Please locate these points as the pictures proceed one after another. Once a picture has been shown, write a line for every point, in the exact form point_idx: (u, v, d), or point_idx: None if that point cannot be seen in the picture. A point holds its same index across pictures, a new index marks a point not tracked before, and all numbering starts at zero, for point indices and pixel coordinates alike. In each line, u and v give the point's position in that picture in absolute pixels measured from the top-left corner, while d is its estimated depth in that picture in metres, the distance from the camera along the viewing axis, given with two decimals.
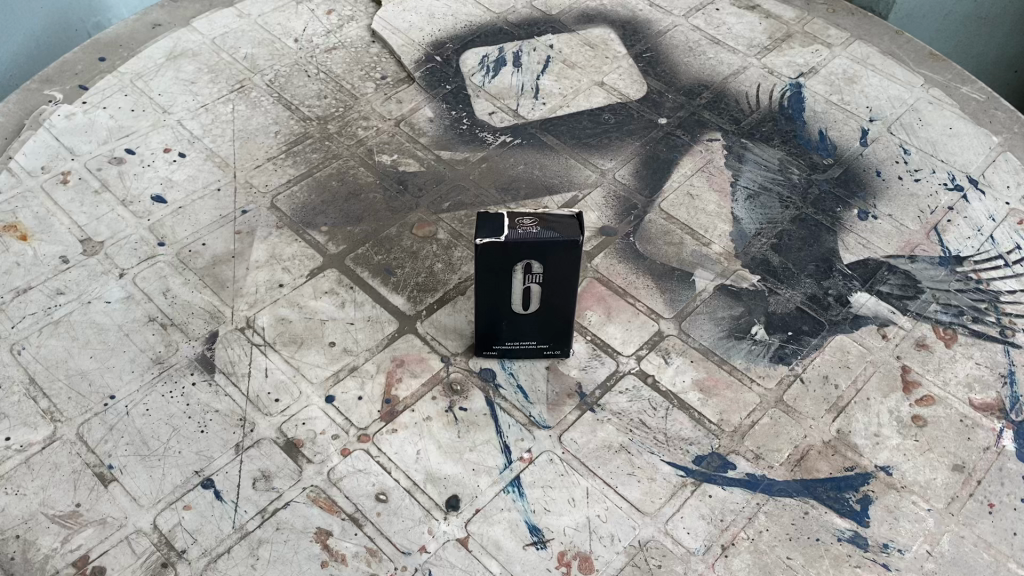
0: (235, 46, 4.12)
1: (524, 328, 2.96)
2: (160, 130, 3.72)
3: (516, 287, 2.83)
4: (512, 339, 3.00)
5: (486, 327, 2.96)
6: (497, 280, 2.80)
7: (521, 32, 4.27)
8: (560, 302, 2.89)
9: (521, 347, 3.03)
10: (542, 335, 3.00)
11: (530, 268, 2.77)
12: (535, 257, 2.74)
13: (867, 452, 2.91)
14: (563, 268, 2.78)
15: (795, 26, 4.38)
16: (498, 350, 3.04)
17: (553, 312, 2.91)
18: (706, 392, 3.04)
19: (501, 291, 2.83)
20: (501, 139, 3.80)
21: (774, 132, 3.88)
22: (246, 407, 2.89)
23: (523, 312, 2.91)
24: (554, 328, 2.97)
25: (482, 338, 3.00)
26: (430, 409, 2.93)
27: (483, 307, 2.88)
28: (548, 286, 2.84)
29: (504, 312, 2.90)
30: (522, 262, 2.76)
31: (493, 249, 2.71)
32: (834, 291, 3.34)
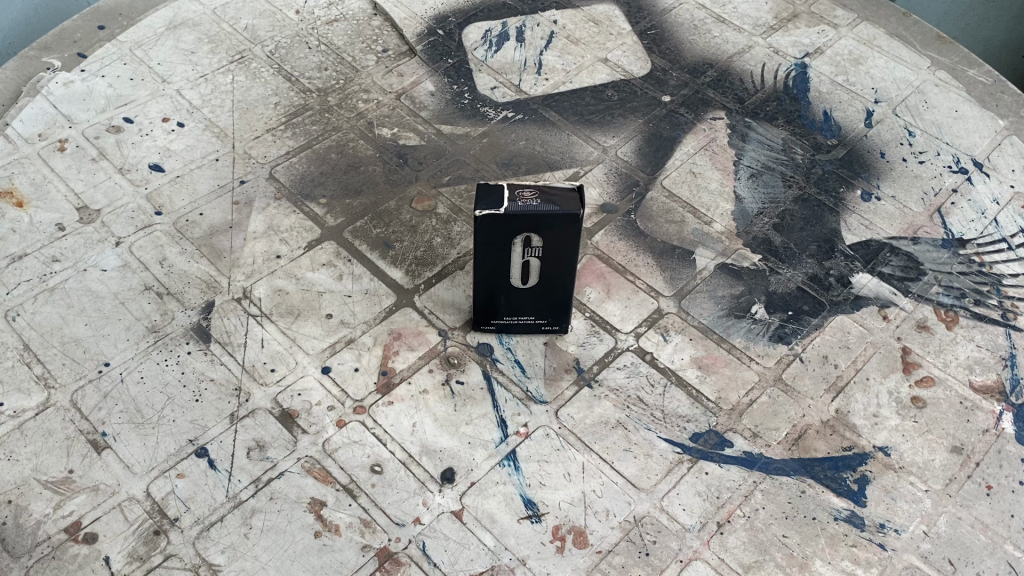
0: (235, 16, 4.07)
1: (523, 303, 2.94)
2: (158, 99, 3.68)
3: (515, 261, 2.81)
4: (510, 313, 2.98)
5: (483, 301, 2.94)
6: (495, 253, 2.78)
7: (524, 7, 4.22)
8: (560, 277, 2.86)
9: (519, 322, 3.01)
10: (541, 310, 2.97)
11: (529, 241, 2.75)
12: (535, 230, 2.72)
13: (866, 432, 2.89)
14: (564, 241, 2.75)
15: (801, 7, 4.34)
16: (496, 326, 3.03)
17: (551, 287, 2.89)
18: (705, 369, 3.03)
19: (500, 265, 2.81)
20: (503, 114, 3.77)
21: (779, 112, 3.84)
22: (241, 376, 2.88)
23: (522, 286, 2.89)
24: (553, 303, 2.95)
25: (480, 312, 2.98)
26: (427, 381, 2.91)
27: (481, 280, 2.86)
28: (547, 261, 2.81)
29: (503, 285, 2.88)
30: (521, 235, 2.73)
31: (493, 220, 2.68)
32: (836, 271, 3.31)
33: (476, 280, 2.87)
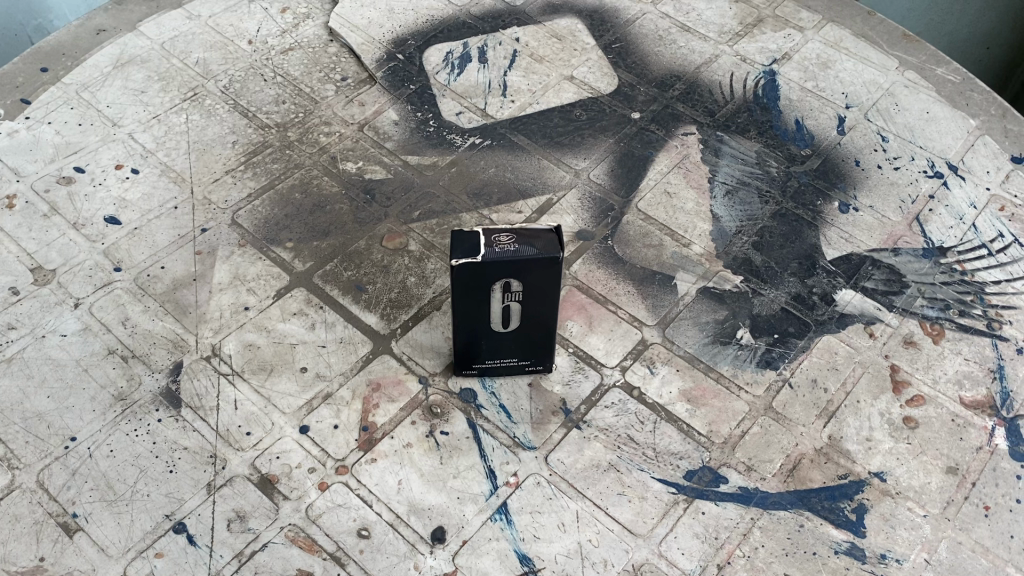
0: (185, 50, 3.90)
1: (505, 345, 2.84)
2: (110, 145, 3.52)
3: (495, 307, 2.71)
4: (493, 356, 2.88)
5: (463, 345, 2.83)
6: (474, 300, 2.68)
7: (485, 25, 4.10)
8: (542, 318, 2.77)
9: (502, 364, 2.92)
10: (524, 351, 2.88)
11: (508, 286, 2.66)
12: (514, 276, 2.62)
13: (860, 458, 2.84)
14: (544, 285, 2.67)
15: (766, 11, 4.26)
16: (478, 369, 2.93)
17: (534, 328, 2.80)
18: (694, 402, 2.97)
19: (479, 311, 2.70)
20: (470, 141, 3.67)
21: (750, 123, 3.77)
22: (216, 442, 2.76)
23: (503, 330, 2.79)
24: (536, 345, 2.86)
25: (460, 355, 2.88)
26: (410, 434, 2.81)
27: (460, 325, 2.75)
28: (527, 304, 2.72)
29: (484, 329, 2.78)
30: (500, 281, 2.64)
31: (470, 268, 2.58)
32: (818, 289, 3.26)
33: (455, 326, 2.76)
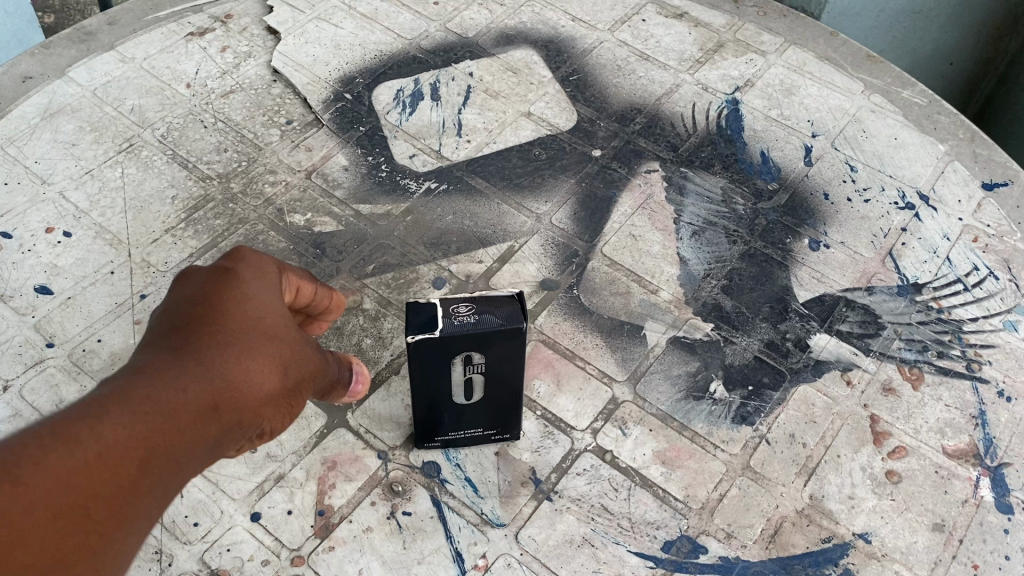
0: (119, 97, 3.68)
1: (468, 416, 2.68)
2: (39, 206, 3.30)
3: (457, 379, 2.54)
4: (456, 428, 2.71)
5: (423, 418, 2.66)
6: (434, 374, 2.50)
7: (436, 59, 3.93)
8: (507, 386, 2.60)
9: (466, 435, 2.75)
10: (489, 421, 2.72)
11: (470, 359, 2.48)
12: (476, 349, 2.45)
13: (843, 519, 2.72)
14: (508, 356, 2.50)
15: (727, 35, 4.13)
16: (441, 442, 2.76)
17: (498, 397, 2.64)
18: (669, 464, 2.82)
19: (438, 385, 2.53)
20: (425, 186, 3.49)
21: (714, 157, 3.64)
22: (161, 536, 2.57)
23: (465, 401, 2.62)
24: (501, 414, 2.70)
25: (422, 428, 2.70)
26: (370, 517, 2.64)
27: (418, 399, 2.58)
28: (491, 375, 2.55)
29: (445, 401, 2.61)
30: (461, 355, 2.46)
31: (426, 344, 2.39)
32: (792, 334, 3.13)
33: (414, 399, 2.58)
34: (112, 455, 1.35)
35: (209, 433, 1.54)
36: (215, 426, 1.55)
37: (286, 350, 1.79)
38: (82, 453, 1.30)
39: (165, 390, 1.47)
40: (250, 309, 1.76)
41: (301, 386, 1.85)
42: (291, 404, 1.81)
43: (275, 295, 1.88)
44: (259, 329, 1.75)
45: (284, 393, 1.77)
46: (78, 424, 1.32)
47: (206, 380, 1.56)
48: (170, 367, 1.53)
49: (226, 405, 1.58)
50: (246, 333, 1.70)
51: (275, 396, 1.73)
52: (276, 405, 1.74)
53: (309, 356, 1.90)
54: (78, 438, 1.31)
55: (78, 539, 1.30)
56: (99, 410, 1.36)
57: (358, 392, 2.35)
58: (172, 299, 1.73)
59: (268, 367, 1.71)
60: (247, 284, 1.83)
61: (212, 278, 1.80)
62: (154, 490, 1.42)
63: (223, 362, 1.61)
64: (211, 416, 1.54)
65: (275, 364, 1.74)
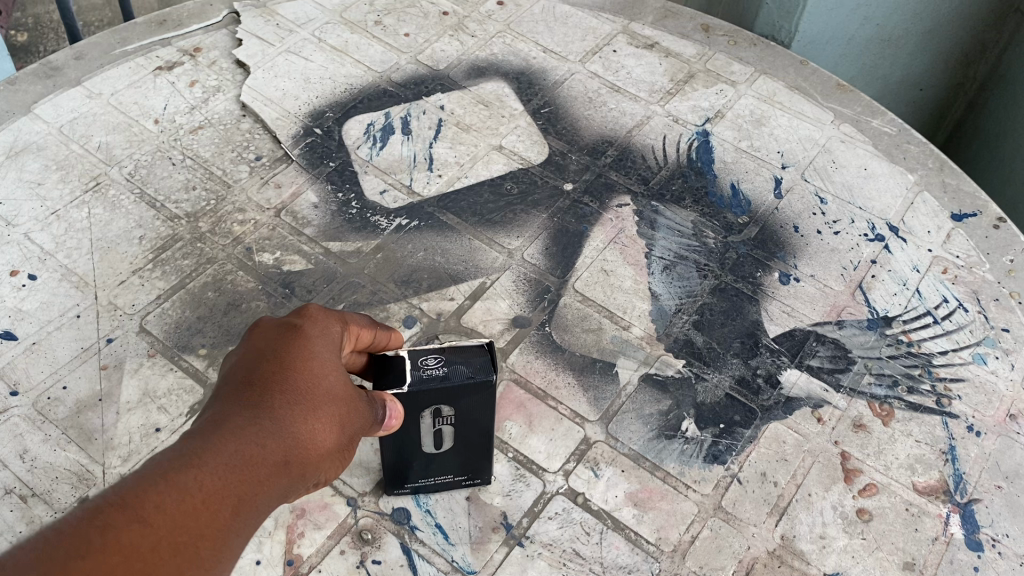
0: (85, 134, 3.65)
1: (438, 464, 2.65)
2: (4, 249, 3.26)
3: (425, 432, 2.51)
4: (425, 475, 2.69)
5: (392, 466, 2.64)
6: (403, 428, 2.47)
7: (407, 93, 3.92)
8: (476, 434, 2.58)
9: (436, 481, 2.73)
10: (459, 467, 2.69)
11: (439, 412, 2.45)
12: (445, 402, 2.42)
13: (815, 559, 2.72)
14: (477, 409, 2.48)
15: (697, 65, 4.14)
16: (410, 488, 2.74)
17: (468, 444, 2.61)
18: (641, 506, 2.81)
19: (407, 438, 2.49)
20: (396, 222, 3.47)
21: (685, 190, 3.65)
22: None
23: (435, 451, 2.59)
24: (471, 461, 2.67)
25: (390, 476, 2.69)
26: (340, 566, 2.62)
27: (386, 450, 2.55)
28: (460, 426, 2.53)
29: (414, 451, 2.58)
30: (430, 408, 2.43)
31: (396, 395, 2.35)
32: (763, 370, 3.14)
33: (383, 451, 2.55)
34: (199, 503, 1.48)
35: (278, 486, 1.64)
36: (284, 478, 1.65)
37: (349, 403, 1.87)
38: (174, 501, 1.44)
39: (243, 446, 1.59)
40: (316, 363, 1.84)
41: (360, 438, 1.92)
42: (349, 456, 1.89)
43: (338, 347, 1.95)
44: (328, 383, 1.83)
45: (344, 446, 1.84)
46: (173, 475, 1.47)
47: (276, 437, 1.65)
48: (248, 420, 1.64)
49: (299, 461, 1.68)
50: (319, 387, 1.80)
51: (335, 451, 1.80)
52: (335, 458, 1.82)
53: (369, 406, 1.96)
54: (179, 486, 1.46)
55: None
56: (192, 463, 1.50)
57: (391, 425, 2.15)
58: (259, 345, 1.85)
59: (338, 424, 1.81)
60: (324, 335, 1.94)
61: (294, 327, 1.91)
62: (234, 537, 1.54)
63: (293, 418, 1.70)
64: (281, 470, 1.65)
65: (340, 419, 1.82)
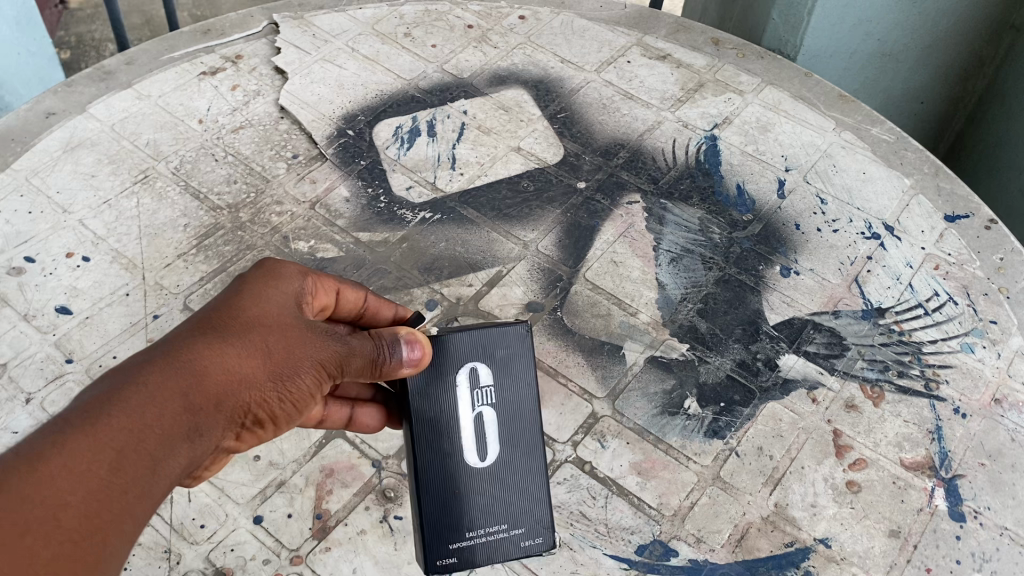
0: (135, 131, 3.95)
1: (484, 498, 2.38)
2: (61, 233, 3.54)
3: (465, 414, 2.38)
4: (477, 525, 2.36)
5: (433, 506, 2.35)
6: (443, 403, 2.37)
7: (433, 98, 4.19)
8: (518, 431, 2.43)
9: (490, 540, 2.38)
10: (515, 514, 2.40)
11: (477, 376, 2.39)
12: (480, 358, 2.39)
13: (806, 525, 2.92)
14: (516, 375, 2.43)
15: (707, 75, 4.39)
16: (458, 555, 2.36)
17: (515, 462, 2.42)
18: (644, 474, 3.02)
19: (446, 421, 2.37)
20: (420, 216, 3.72)
21: (692, 190, 3.88)
22: (170, 536, 2.77)
23: (479, 463, 2.39)
24: (523, 495, 2.42)
25: (433, 524, 2.34)
26: (364, 521, 2.84)
27: (424, 457, 2.35)
28: (502, 408, 2.41)
29: (457, 468, 2.37)
30: (467, 367, 2.38)
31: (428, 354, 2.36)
32: (762, 354, 3.34)
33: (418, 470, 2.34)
34: (111, 439, 1.62)
35: (195, 413, 1.79)
36: (213, 405, 1.83)
37: (287, 335, 2.02)
38: (86, 439, 1.58)
39: (155, 378, 1.74)
40: (247, 301, 2.00)
41: (314, 366, 2.05)
42: (299, 386, 2.02)
43: (286, 287, 2.12)
44: (263, 321, 1.99)
45: (282, 375, 1.99)
46: (95, 407, 1.64)
47: (188, 366, 1.80)
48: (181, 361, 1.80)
49: (224, 391, 1.86)
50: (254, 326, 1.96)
51: (265, 379, 1.95)
52: (269, 387, 1.96)
53: (326, 335, 2.10)
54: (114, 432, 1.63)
55: (89, 517, 1.55)
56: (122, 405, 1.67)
57: (414, 355, 2.19)
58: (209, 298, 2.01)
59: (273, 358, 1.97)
60: (270, 281, 2.10)
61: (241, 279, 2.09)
62: (158, 462, 1.70)
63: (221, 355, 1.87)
64: (197, 398, 1.79)
65: (265, 346, 1.96)
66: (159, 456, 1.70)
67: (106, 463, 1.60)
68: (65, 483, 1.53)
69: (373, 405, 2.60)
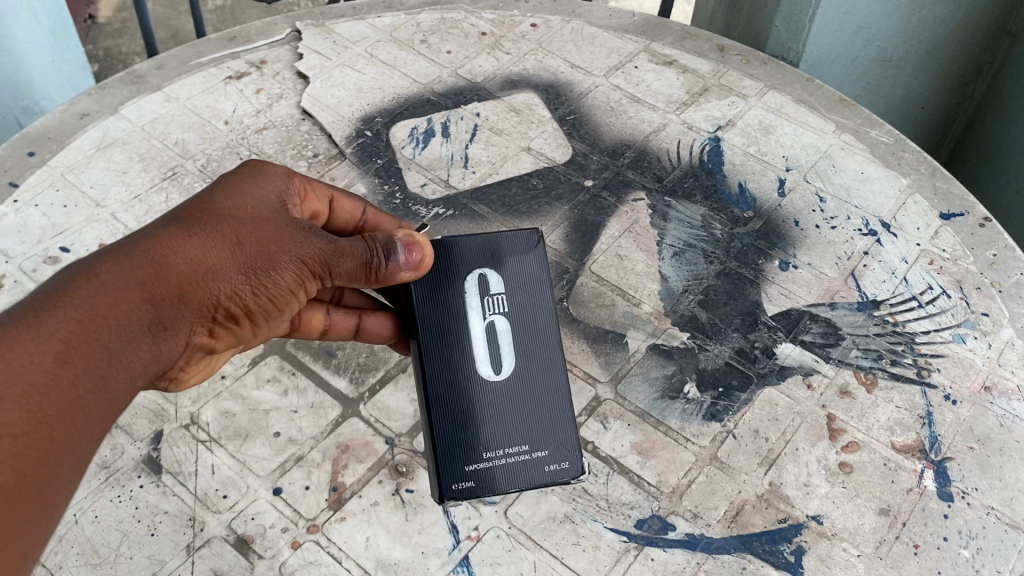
0: (165, 131, 4.15)
1: (500, 416, 2.59)
2: (94, 225, 3.74)
3: (478, 321, 2.62)
4: (494, 445, 2.56)
5: (452, 419, 2.56)
6: (455, 309, 2.62)
7: (447, 101, 4.38)
8: (533, 348, 2.67)
9: (511, 461, 2.57)
10: (535, 436, 2.60)
11: (487, 282, 2.65)
12: (489, 265, 2.66)
13: (799, 503, 3.04)
14: (524, 283, 2.70)
15: (712, 80, 4.55)
16: (475, 478, 2.53)
17: (528, 377, 2.64)
18: (645, 454, 3.16)
19: (461, 331, 2.61)
20: (433, 211, 3.88)
21: (695, 188, 4.04)
22: (195, 505, 2.93)
23: (494, 377, 2.61)
24: (538, 412, 2.63)
25: (454, 440, 2.54)
26: (377, 493, 3.00)
27: (438, 364, 2.58)
28: (512, 317, 2.66)
29: (476, 384, 2.59)
30: (477, 272, 2.65)
31: (446, 271, 2.63)
32: (760, 343, 3.48)
33: (439, 386, 2.57)
34: (60, 332, 1.86)
35: (155, 302, 2.07)
36: (176, 293, 2.11)
37: (256, 231, 2.29)
38: (37, 333, 1.82)
39: (120, 270, 2.02)
40: (220, 200, 2.28)
41: (288, 259, 2.31)
42: (273, 278, 2.29)
43: (263, 189, 2.40)
44: (238, 218, 2.28)
45: (252, 266, 2.26)
46: (62, 292, 1.92)
47: (147, 257, 2.08)
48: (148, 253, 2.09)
49: (188, 281, 2.14)
50: (226, 223, 2.24)
51: (234, 270, 2.23)
52: (241, 279, 2.25)
53: (302, 231, 2.35)
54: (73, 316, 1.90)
55: (33, 413, 1.75)
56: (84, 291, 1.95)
57: (411, 259, 2.38)
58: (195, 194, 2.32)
59: (243, 252, 2.25)
60: (250, 184, 2.38)
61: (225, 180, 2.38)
62: (117, 343, 1.98)
63: (188, 248, 2.15)
64: (156, 288, 2.07)
65: (233, 237, 2.24)
66: (113, 344, 1.96)
67: (57, 354, 1.84)
68: (13, 375, 1.74)
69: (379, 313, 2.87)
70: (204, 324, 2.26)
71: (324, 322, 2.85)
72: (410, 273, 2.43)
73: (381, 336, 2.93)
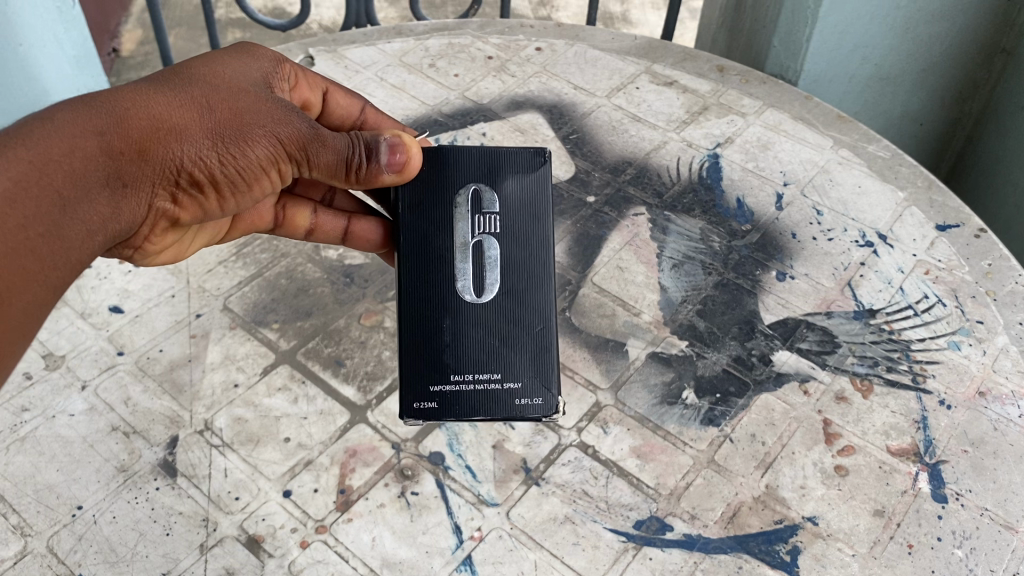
0: None
1: (477, 343, 2.82)
2: None
3: (465, 235, 2.85)
4: (465, 371, 2.80)
5: (428, 336, 2.81)
6: (443, 220, 2.86)
7: (454, 122, 4.52)
8: (520, 275, 2.87)
9: (479, 388, 2.80)
10: (510, 368, 2.82)
11: (481, 198, 2.87)
12: (485, 183, 2.87)
13: (795, 505, 3.11)
14: (519, 205, 2.89)
15: (711, 99, 4.68)
16: (440, 399, 2.77)
17: (511, 302, 2.86)
18: (644, 457, 3.25)
19: (444, 249, 2.85)
20: None
21: (695, 203, 4.15)
22: (208, 506, 3.05)
23: (476, 301, 2.84)
24: (516, 340, 2.84)
25: (427, 359, 2.80)
26: (384, 495, 3.10)
27: (419, 272, 2.83)
28: (503, 241, 2.87)
29: (456, 304, 2.83)
30: (472, 188, 2.87)
31: (444, 182, 2.86)
32: (757, 351, 3.57)
33: (419, 302, 2.82)
34: (16, 172, 2.16)
35: (114, 156, 2.35)
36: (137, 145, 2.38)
37: (234, 102, 2.52)
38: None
39: (84, 120, 2.31)
40: (199, 69, 2.56)
41: (263, 134, 2.52)
42: (240, 149, 2.50)
43: (245, 69, 2.67)
44: (211, 86, 2.53)
45: (221, 135, 2.49)
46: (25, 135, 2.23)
47: (110, 110, 2.36)
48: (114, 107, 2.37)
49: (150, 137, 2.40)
50: (198, 91, 2.49)
51: (202, 133, 2.47)
52: (209, 144, 2.48)
53: (283, 113, 2.56)
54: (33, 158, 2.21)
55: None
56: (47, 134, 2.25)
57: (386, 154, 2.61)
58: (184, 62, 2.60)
59: (211, 119, 2.48)
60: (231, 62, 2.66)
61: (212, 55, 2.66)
62: (72, 190, 2.27)
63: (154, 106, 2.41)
64: (116, 141, 2.35)
65: (205, 103, 2.48)
66: (67, 190, 2.26)
67: (12, 194, 2.15)
68: None
69: (367, 221, 3.18)
70: (170, 188, 2.52)
71: (311, 220, 3.24)
72: (394, 175, 2.67)
73: (369, 244, 3.23)
